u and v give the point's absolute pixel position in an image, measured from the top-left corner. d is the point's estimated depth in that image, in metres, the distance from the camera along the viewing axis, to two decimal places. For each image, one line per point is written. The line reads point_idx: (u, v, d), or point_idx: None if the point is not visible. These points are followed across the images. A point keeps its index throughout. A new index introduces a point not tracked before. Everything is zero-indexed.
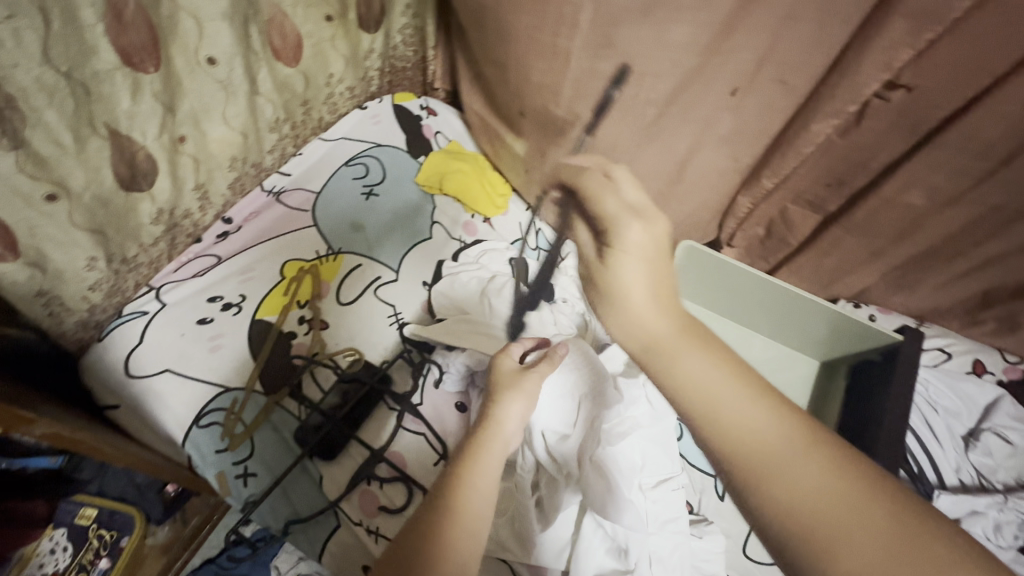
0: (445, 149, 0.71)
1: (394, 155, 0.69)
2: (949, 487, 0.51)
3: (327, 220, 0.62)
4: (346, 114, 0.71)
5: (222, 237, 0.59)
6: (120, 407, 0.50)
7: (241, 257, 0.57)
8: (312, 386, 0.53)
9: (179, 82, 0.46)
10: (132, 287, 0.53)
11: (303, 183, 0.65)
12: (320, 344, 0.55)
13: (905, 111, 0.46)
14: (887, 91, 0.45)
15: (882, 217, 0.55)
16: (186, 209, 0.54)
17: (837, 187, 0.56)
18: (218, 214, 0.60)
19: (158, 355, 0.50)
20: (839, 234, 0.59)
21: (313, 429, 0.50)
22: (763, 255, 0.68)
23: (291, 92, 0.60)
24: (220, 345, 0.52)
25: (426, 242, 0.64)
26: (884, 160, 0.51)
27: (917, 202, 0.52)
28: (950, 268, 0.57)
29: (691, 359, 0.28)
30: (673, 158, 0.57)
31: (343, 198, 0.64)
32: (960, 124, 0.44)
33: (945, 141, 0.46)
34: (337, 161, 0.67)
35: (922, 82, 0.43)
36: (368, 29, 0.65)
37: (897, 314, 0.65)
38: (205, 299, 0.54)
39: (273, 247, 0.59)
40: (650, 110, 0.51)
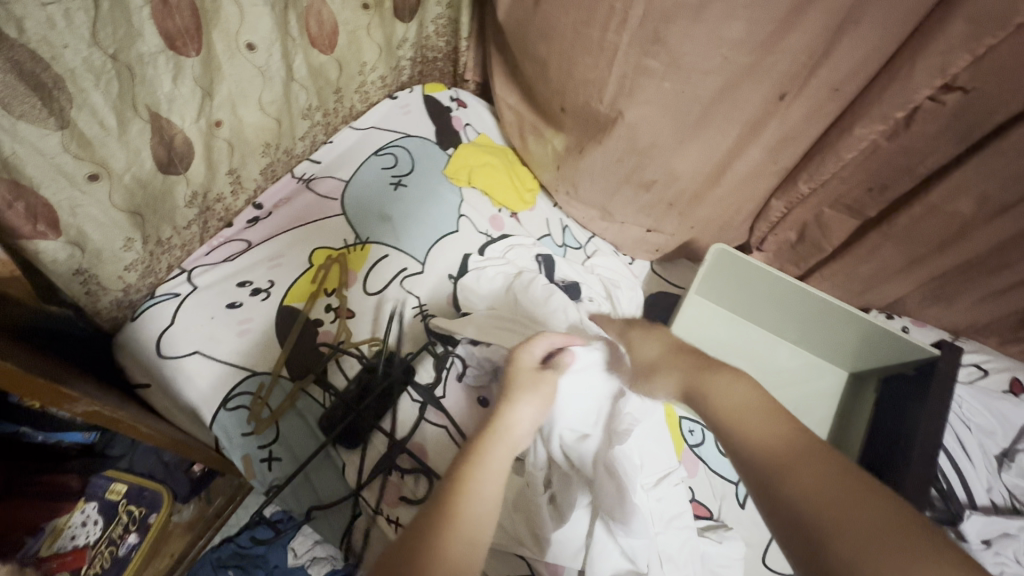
0: (475, 142, 0.71)
1: (423, 147, 0.69)
2: (981, 507, 0.50)
3: (356, 209, 0.62)
4: (376, 103, 0.71)
5: (252, 222, 0.60)
6: (151, 386, 0.51)
7: (271, 243, 0.58)
8: (337, 374, 0.53)
9: (218, 67, 0.47)
10: (165, 268, 0.53)
11: (333, 171, 0.65)
12: (346, 333, 0.55)
13: (959, 116, 0.44)
14: (941, 96, 0.44)
15: (925, 227, 0.54)
16: (220, 193, 0.55)
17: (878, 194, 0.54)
18: (249, 200, 0.60)
19: (189, 337, 0.51)
20: (877, 243, 0.58)
21: (336, 417, 0.51)
22: (794, 260, 0.67)
23: (325, 79, 0.60)
24: (249, 329, 0.53)
25: (452, 234, 0.64)
26: (931, 167, 0.49)
27: (964, 212, 0.50)
28: (992, 282, 0.56)
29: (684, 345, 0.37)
30: (710, 158, 0.56)
31: (372, 187, 0.64)
32: (1017, 133, 0.42)
33: (999, 151, 0.44)
34: (367, 150, 0.67)
35: (980, 87, 0.42)
36: (403, 17, 0.65)
37: (930, 328, 0.64)
38: (235, 284, 0.55)
39: (302, 234, 0.59)
40: (690, 108, 0.51)
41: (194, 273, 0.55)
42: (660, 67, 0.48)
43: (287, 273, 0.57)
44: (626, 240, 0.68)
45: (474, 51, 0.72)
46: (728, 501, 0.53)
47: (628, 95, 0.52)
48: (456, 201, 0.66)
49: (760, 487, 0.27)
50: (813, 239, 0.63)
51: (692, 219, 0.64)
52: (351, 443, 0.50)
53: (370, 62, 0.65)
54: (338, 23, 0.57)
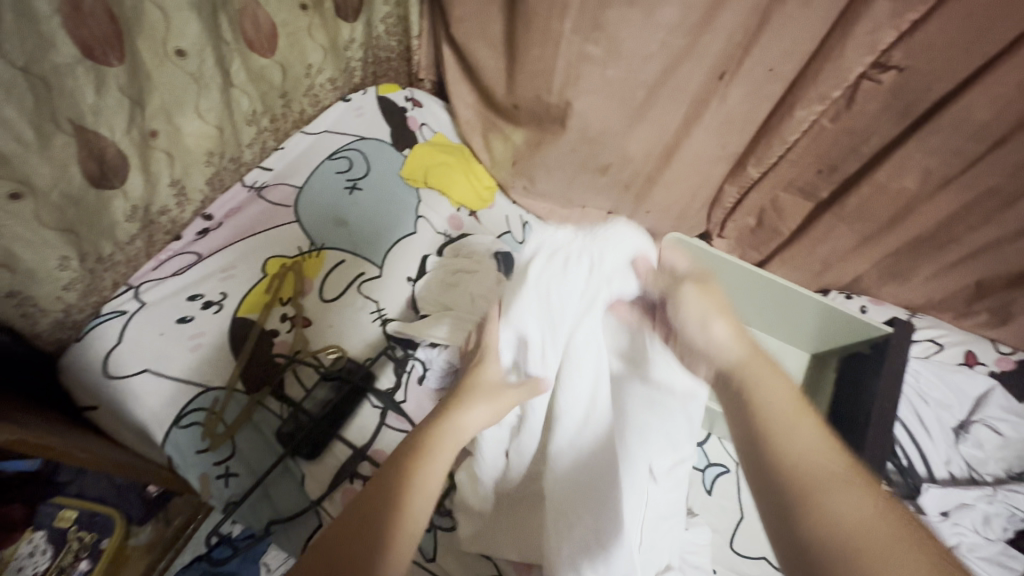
0: (430, 141, 0.70)
1: (379, 148, 0.68)
2: (939, 480, 0.51)
3: (310, 215, 0.61)
4: (329, 106, 0.70)
5: (202, 234, 0.58)
6: (98, 408, 0.49)
7: (222, 254, 0.56)
8: (295, 384, 0.52)
9: (147, 75, 0.45)
10: (109, 286, 0.52)
11: (287, 176, 0.64)
12: (303, 342, 0.54)
13: (896, 93, 0.45)
14: (875, 74, 0.44)
15: (874, 205, 0.54)
16: (163, 205, 0.53)
17: (827, 174, 0.55)
18: (197, 211, 0.59)
19: (136, 355, 0.49)
20: (831, 224, 0.58)
21: (295, 429, 0.50)
22: (753, 245, 0.67)
23: (268, 83, 0.59)
24: (201, 343, 0.51)
25: (411, 236, 0.63)
26: (873, 145, 0.50)
27: (909, 188, 0.51)
28: (943, 257, 0.57)
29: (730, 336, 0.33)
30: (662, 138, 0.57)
31: (326, 192, 0.63)
32: (950, 108, 0.43)
33: (935, 126, 0.45)
34: (320, 155, 0.66)
35: (912, 64, 0.42)
36: (347, 18, 0.64)
37: (887, 305, 0.65)
38: (185, 298, 0.53)
39: (254, 243, 0.58)
40: (638, 91, 0.53)
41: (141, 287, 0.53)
42: None
43: (239, 284, 0.55)
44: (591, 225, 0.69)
45: (426, 48, 0.71)
46: (694, 488, 0.53)
47: None
48: (414, 202, 0.65)
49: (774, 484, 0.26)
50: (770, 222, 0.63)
51: (650, 204, 0.66)
52: (310, 454, 0.50)
53: (316, 64, 0.64)
54: (277, 25, 0.56)
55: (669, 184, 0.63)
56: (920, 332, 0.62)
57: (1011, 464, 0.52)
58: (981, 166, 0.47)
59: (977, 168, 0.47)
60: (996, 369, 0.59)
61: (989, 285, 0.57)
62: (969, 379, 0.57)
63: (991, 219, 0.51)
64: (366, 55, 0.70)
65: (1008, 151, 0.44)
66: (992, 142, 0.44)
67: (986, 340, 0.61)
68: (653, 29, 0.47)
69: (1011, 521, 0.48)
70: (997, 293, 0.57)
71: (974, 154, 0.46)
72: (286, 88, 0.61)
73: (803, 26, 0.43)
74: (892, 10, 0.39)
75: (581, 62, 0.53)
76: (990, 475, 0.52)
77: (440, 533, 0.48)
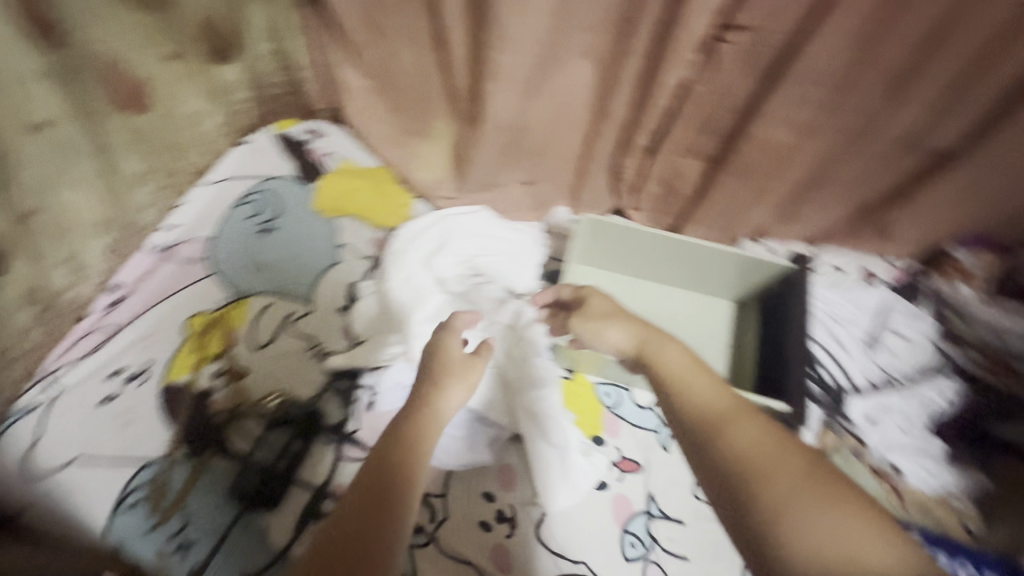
0: (339, 170, 0.69)
1: (288, 186, 0.67)
2: (861, 388, 0.56)
3: (224, 266, 0.59)
4: (225, 152, 0.68)
5: (112, 305, 0.55)
6: (28, 510, 0.46)
7: (141, 323, 0.54)
8: (239, 439, 0.51)
9: (12, 149, 0.44)
10: (19, 379, 0.50)
11: (195, 230, 0.62)
12: (240, 395, 0.52)
13: (750, 49, 0.50)
14: (726, 33, 0.50)
15: (758, 156, 0.59)
16: (57, 287, 0.51)
17: (715, 134, 0.59)
18: (103, 283, 0.56)
19: (61, 447, 0.47)
20: (724, 178, 0.62)
21: (250, 483, 0.48)
22: (665, 214, 0.70)
23: (150, 142, 0.57)
24: (129, 422, 0.49)
25: (335, 266, 0.62)
26: (743, 98, 0.55)
27: (784, 137, 0.57)
28: (829, 194, 0.62)
29: (733, 431, 0.38)
30: (556, 106, 0.60)
31: (238, 240, 0.61)
32: (800, 56, 0.49)
33: (792, 72, 0.51)
34: (225, 204, 0.64)
35: (755, 20, 0.48)
36: (224, 62, 0.62)
37: (795, 243, 0.68)
38: (104, 377, 0.51)
39: (171, 304, 0.56)
40: (523, 72, 0.56)
41: (59, 370, 0.51)
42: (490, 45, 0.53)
43: (164, 348, 0.54)
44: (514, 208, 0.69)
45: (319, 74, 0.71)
46: (652, 451, 0.55)
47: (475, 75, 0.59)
48: (334, 232, 0.65)
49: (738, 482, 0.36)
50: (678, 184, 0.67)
51: (551, 172, 0.68)
52: (268, 504, 0.48)
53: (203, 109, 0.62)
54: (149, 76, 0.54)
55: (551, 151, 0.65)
56: (824, 262, 0.67)
57: (921, 360, 0.58)
58: (841, 100, 0.53)
59: (837, 105, 0.53)
60: (893, 281, 0.65)
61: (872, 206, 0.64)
62: (868, 291, 0.63)
63: (861, 147, 0.57)
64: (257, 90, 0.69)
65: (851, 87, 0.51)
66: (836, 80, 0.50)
67: (879, 255, 0.67)
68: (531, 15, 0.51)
69: (924, 416, 0.55)
70: (879, 212, 0.64)
71: (828, 93, 0.52)
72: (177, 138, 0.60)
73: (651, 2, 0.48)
74: None
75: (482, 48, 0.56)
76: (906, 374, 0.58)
77: (418, 552, 0.47)
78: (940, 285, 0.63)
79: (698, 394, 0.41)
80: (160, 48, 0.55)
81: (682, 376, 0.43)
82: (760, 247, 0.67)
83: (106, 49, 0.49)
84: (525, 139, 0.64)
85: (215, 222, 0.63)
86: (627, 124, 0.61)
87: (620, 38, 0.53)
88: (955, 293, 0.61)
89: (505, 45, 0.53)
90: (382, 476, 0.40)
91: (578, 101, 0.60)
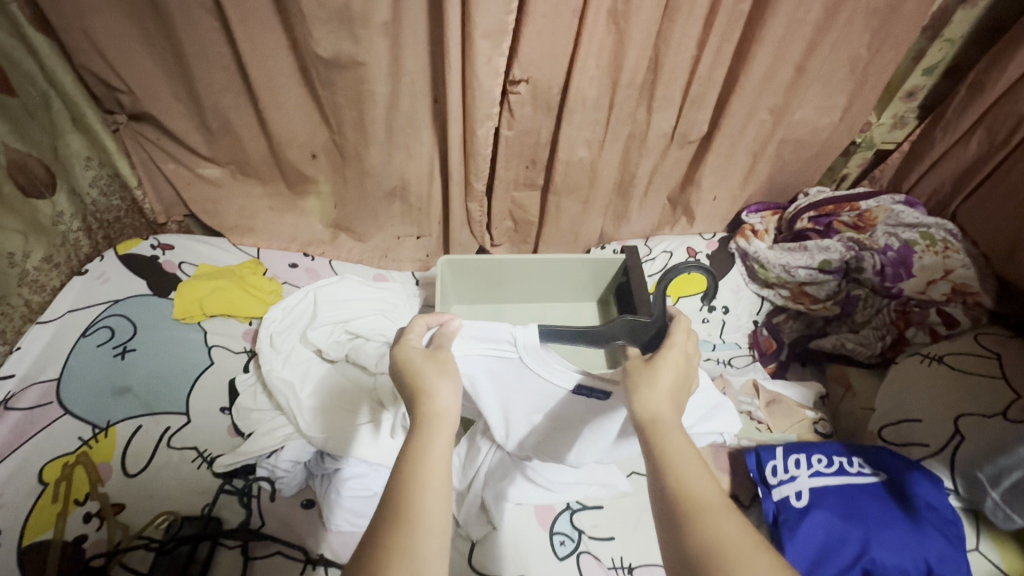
0: (288, 322, 1.08)
1: (487, 266, 1.21)
2: (778, 391, 1.12)
3: (275, 386, 0.99)
4: (345, 282, 1.13)
5: (237, 430, 0.99)
6: (264, 524, 0.90)
7: (254, 448, 0.93)
8: (297, 559, 0.86)
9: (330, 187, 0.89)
10: (260, 452, 0.92)
11: (318, 317, 1.07)
12: (278, 492, 0.92)
13: (707, 106, 1.07)
14: (729, 105, 1.07)
15: (745, 147, 1.16)
16: (274, 371, 1.01)
17: (709, 164, 1.18)
18: (235, 428, 0.99)
19: (231, 511, 0.90)
20: (706, 167, 1.19)
21: (314, 564, 0.86)
22: (646, 200, 1.28)
23: (343, 296, 1.11)
24: (267, 491, 0.92)
25: (359, 391, 0.99)
26: (732, 126, 1.10)
27: (754, 142, 1.15)
28: (783, 149, 1.19)
29: (711, 523, 0.46)
30: (609, 172, 1.18)
31: (296, 366, 1.02)
32: (729, 114, 1.07)
33: (729, 124, 1.09)
34: (304, 313, 1.09)
35: (741, 102, 1.05)
36: (360, 172, 1.16)
37: (728, 278, 1.27)
38: (233, 478, 0.93)
39: (439, 487, 0.49)
40: (588, 110, 1.04)
41: (424, 511, 0.47)
42: (564, 111, 1.05)
43: (435, 438, 0.53)
44: (589, 231, 1.34)
45: (436, 167, 1.17)
46: (799, 481, 0.89)
47: (559, 134, 1.09)
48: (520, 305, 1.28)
49: (699, 561, 0.44)
50: (651, 146, 1.14)
51: (633, 199, 1.27)
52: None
53: (339, 46, 0.93)
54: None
55: (632, 200, 1.27)
56: (767, 291, 1.24)
57: (892, 341, 1.12)
58: (794, 111, 1.09)
59: (790, 114, 1.10)
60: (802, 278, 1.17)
61: (753, 202, 1.32)
62: (758, 298, 1.26)
63: (790, 129, 1.14)
64: (390, 164, 1.15)
65: (815, 123, 1.13)
66: (787, 122, 1.12)
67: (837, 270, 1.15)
68: (590, 108, 1.04)
69: (807, 389, 1.13)
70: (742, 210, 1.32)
71: (775, 113, 1.09)
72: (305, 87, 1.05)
73: (665, 93, 1.03)
74: (662, 98, 1.03)
75: (562, 133, 1.08)
76: (876, 350, 1.13)
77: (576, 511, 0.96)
78: (928, 249, 1.10)
79: (714, 522, 0.47)
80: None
81: (699, 503, 0.48)
82: (737, 258, 1.28)
83: (397, 97, 1.02)
84: (591, 181, 1.20)
85: (345, 306, 1.10)
86: (618, 141, 1.12)
87: (641, 99, 1.05)
88: (931, 257, 1.09)
89: (570, 117, 1.05)
90: (703, 523, 0.47)
91: (587, 89, 1.00)
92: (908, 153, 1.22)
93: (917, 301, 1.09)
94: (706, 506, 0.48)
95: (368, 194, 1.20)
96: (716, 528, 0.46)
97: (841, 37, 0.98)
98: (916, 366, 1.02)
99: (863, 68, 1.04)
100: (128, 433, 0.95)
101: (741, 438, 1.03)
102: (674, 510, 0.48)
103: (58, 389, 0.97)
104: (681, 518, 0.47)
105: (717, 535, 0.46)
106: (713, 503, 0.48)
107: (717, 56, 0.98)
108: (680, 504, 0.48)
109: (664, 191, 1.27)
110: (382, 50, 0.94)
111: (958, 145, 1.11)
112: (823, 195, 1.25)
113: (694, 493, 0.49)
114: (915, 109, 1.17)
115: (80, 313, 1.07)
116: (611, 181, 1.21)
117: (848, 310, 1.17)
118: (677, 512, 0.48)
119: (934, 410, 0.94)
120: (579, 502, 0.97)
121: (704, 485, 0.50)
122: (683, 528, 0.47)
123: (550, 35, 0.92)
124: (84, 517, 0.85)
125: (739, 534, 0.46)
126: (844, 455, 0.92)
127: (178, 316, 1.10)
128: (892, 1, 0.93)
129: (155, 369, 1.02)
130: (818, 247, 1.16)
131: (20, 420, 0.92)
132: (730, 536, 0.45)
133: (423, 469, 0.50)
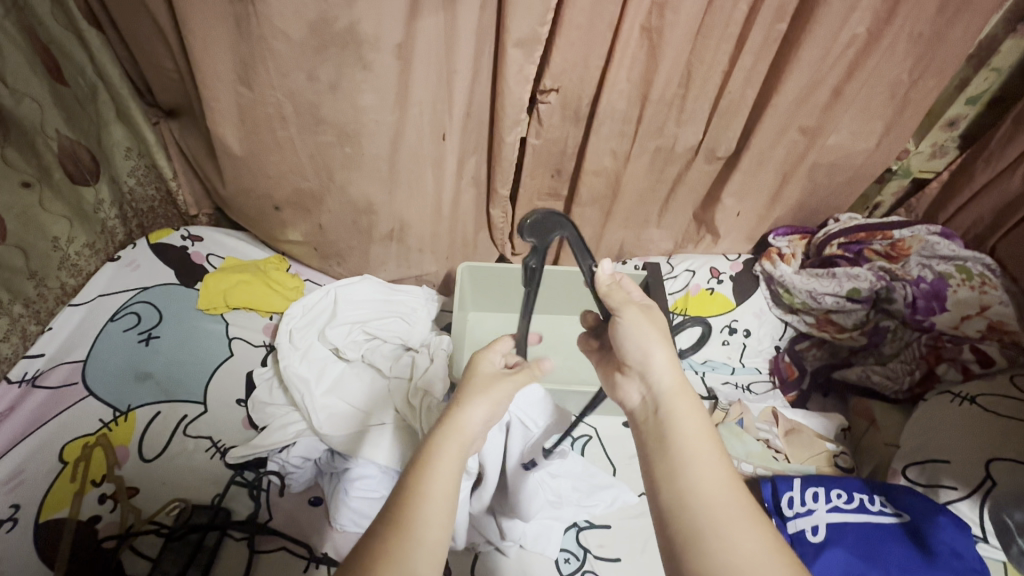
0: (311, 319, 1.10)
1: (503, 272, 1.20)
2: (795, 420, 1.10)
3: (295, 385, 1.00)
4: (365, 283, 1.15)
5: (251, 423, 1.01)
6: (272, 519, 0.91)
7: (269, 445, 0.95)
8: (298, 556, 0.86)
9: None
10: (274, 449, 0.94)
11: (337, 316, 1.09)
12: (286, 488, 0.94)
13: (740, 125, 1.06)
14: (760, 124, 1.05)
15: (777, 169, 1.14)
16: (292, 368, 1.02)
17: (739, 184, 1.17)
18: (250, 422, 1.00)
19: (239, 502, 0.91)
20: (736, 188, 1.17)
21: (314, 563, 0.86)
22: (669, 217, 1.27)
23: (360, 296, 1.13)
24: (276, 486, 0.94)
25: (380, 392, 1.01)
26: (762, 147, 1.09)
27: (787, 164, 1.13)
28: (816, 173, 1.17)
29: (730, 534, 0.47)
30: (635, 188, 1.18)
31: (315, 364, 1.04)
32: (760, 134, 1.06)
33: (759, 144, 1.08)
34: (325, 312, 1.11)
35: (772, 121, 1.03)
36: None
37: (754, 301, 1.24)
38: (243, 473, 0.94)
39: (424, 483, 0.48)
40: (617, 121, 1.04)
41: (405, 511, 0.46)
42: (592, 123, 1.05)
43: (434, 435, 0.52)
44: (611, 244, 1.33)
45: None
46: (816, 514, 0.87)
47: (587, 146, 1.09)
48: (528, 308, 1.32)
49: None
50: (677, 158, 1.12)
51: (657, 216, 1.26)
52: None
53: None
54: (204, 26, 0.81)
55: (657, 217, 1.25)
56: (790, 317, 1.22)
57: (918, 378, 1.08)
58: (830, 134, 1.07)
59: (826, 136, 1.08)
60: (825, 310, 1.15)
61: (783, 223, 1.29)
62: (779, 323, 1.23)
63: (826, 151, 1.12)
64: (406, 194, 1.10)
65: (850, 148, 1.11)
66: (822, 144, 1.10)
67: (864, 304, 1.12)
68: (620, 121, 1.04)
69: (827, 420, 1.10)
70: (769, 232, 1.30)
71: (811, 136, 1.08)
72: (273, 137, 0.98)
73: (697, 108, 1.02)
74: (694, 112, 1.03)
75: (590, 146, 1.08)
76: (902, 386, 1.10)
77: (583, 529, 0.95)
78: (964, 283, 1.07)
79: (732, 536, 0.47)
80: (225, 27, 0.82)
81: (713, 518, 0.48)
82: (761, 280, 1.25)
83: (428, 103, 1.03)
84: (616, 196, 1.19)
85: (365, 305, 1.12)
86: (645, 155, 1.10)
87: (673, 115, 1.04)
88: (966, 292, 1.06)
89: (599, 129, 1.04)
90: (723, 540, 0.47)
91: (616, 103, 1.00)
92: (947, 182, 1.19)
93: (950, 336, 1.05)
94: (718, 517, 0.48)
95: (366, 235, 1.18)
96: (733, 543, 0.46)
97: (883, 58, 0.95)
98: (947, 404, 0.98)
99: (904, 93, 1.01)
100: (147, 419, 0.96)
101: (757, 466, 1.01)
102: (675, 530, 0.49)
103: (84, 370, 1.00)
104: (688, 537, 0.48)
105: (732, 546, 0.46)
106: (729, 512, 0.48)
107: (750, 73, 0.96)
108: (694, 521, 0.48)
109: (688, 209, 1.26)
110: (389, 74, 0.89)
111: (1003, 176, 1.07)
112: (854, 221, 1.21)
113: (710, 505, 0.49)
114: (957, 138, 1.14)
115: (110, 299, 1.10)
116: (635, 197, 1.20)
117: (875, 341, 1.14)
118: (691, 529, 0.48)
119: (963, 450, 0.90)
120: (586, 520, 0.96)
121: (718, 492, 0.50)
122: (697, 546, 0.47)
123: (584, 45, 0.92)
124: (99, 498, 0.86)
125: (754, 548, 0.46)
126: (866, 493, 0.89)
127: (202, 307, 1.12)
128: (938, 26, 0.90)
129: (177, 357, 1.04)
130: (847, 275, 1.12)
131: (47, 399, 0.95)
132: (746, 549, 0.46)
133: (430, 470, 0.50)
